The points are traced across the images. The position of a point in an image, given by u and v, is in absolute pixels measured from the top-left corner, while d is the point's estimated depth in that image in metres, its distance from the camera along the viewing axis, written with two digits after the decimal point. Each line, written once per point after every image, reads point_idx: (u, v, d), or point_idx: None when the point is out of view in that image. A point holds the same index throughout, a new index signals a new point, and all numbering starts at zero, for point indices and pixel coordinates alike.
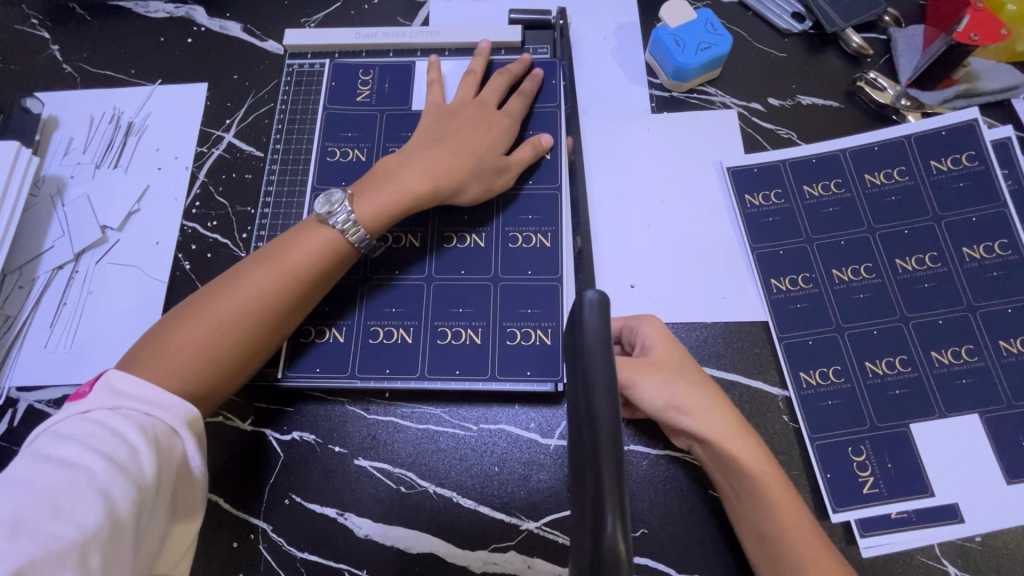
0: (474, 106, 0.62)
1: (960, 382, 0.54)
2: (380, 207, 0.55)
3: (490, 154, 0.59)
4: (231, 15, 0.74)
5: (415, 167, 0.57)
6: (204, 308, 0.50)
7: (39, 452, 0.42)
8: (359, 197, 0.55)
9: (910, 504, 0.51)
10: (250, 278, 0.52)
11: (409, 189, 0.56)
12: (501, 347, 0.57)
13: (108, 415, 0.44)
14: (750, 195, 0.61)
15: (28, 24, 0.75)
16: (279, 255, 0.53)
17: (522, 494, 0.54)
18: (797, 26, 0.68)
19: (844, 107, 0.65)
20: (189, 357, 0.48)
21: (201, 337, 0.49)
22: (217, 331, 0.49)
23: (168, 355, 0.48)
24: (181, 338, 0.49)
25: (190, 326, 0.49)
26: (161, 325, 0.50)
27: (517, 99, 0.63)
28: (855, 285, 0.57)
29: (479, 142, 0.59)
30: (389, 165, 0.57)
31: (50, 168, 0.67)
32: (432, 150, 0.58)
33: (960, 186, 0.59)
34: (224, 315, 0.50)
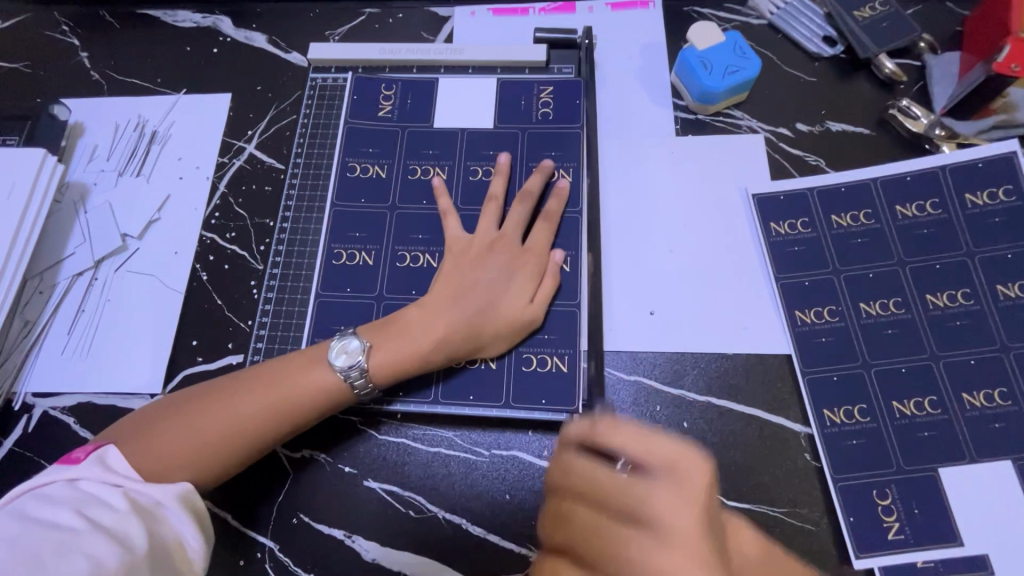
0: (495, 249, 0.58)
1: (993, 427, 0.52)
2: (394, 367, 0.53)
3: (514, 308, 0.55)
4: (257, 27, 0.74)
5: (433, 327, 0.54)
6: (223, 400, 0.51)
7: (21, 514, 0.41)
8: (375, 350, 0.53)
9: (937, 553, 0.49)
10: (262, 397, 0.51)
11: (423, 352, 0.53)
12: (517, 373, 0.56)
13: (98, 485, 0.44)
14: (775, 224, 0.60)
15: (59, 30, 0.76)
16: (298, 368, 0.52)
17: (533, 524, 0.53)
18: (828, 50, 0.67)
19: (875, 135, 0.64)
20: (195, 450, 0.49)
21: (210, 433, 0.49)
22: (228, 431, 0.50)
23: (178, 442, 0.48)
24: (193, 430, 0.49)
25: (205, 416, 0.50)
26: (182, 399, 0.51)
27: (541, 230, 0.59)
28: (883, 320, 0.55)
29: (501, 281, 0.56)
30: (407, 324, 0.54)
31: (74, 175, 0.68)
32: (451, 305, 0.55)
33: (996, 221, 0.57)
34: (238, 418, 0.50)
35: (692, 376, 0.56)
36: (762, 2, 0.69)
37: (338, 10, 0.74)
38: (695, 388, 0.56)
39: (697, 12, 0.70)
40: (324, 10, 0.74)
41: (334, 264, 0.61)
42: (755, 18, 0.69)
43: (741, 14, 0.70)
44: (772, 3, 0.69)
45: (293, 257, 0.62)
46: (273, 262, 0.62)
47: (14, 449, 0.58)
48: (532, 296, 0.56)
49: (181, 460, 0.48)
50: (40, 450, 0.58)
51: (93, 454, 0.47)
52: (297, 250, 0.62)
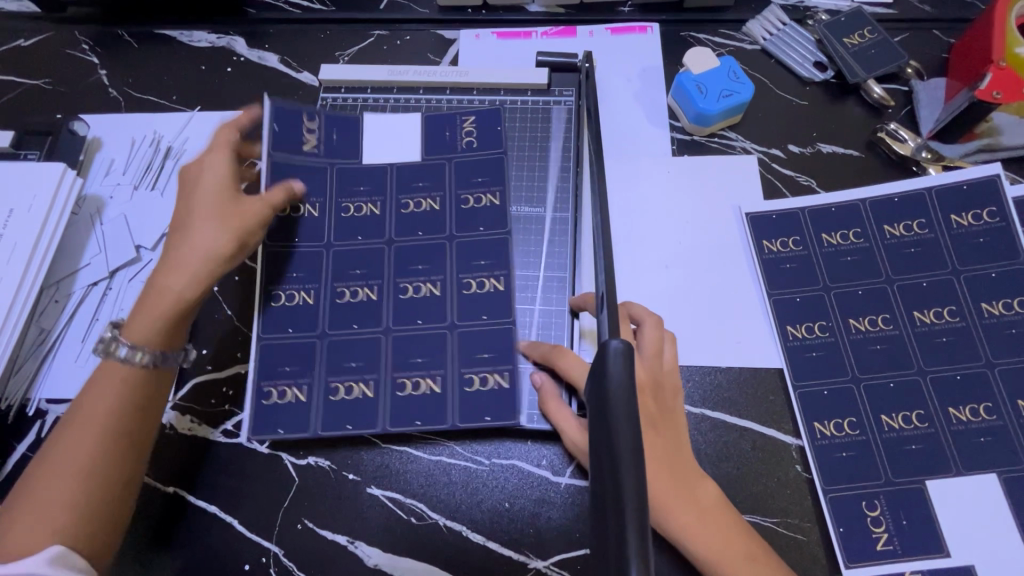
0: (224, 205, 0.57)
1: (979, 441, 0.53)
2: (152, 324, 0.53)
3: (215, 229, 0.56)
4: (269, 47, 0.77)
5: (167, 279, 0.54)
6: (69, 424, 0.50)
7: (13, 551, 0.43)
8: (139, 317, 0.53)
9: (924, 563, 0.50)
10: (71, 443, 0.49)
11: (182, 297, 0.54)
12: (461, 394, 0.57)
13: (24, 553, 0.43)
14: (768, 241, 0.62)
15: (79, 49, 0.79)
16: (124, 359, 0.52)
17: (531, 532, 0.54)
18: (818, 75, 0.69)
19: (864, 156, 0.66)
20: (83, 476, 0.48)
21: (83, 454, 0.49)
22: (102, 444, 0.49)
23: (63, 475, 0.48)
24: (68, 458, 0.48)
25: (71, 443, 0.49)
26: (50, 443, 0.50)
27: (271, 196, 0.59)
28: (872, 336, 0.57)
29: (195, 235, 0.56)
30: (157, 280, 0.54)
31: (91, 188, 0.70)
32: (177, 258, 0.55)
33: (980, 241, 0.59)
34: (97, 425, 0.50)
35: (688, 387, 0.58)
36: (755, 29, 0.72)
37: (348, 32, 0.77)
38: (691, 399, 0.57)
39: (693, 37, 0.73)
40: (335, 32, 0.77)
41: (335, 302, 0.61)
42: (749, 44, 0.72)
43: (736, 39, 0.72)
44: (765, 29, 0.72)
45: None
46: None
47: (27, 454, 0.59)
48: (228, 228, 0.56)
49: (77, 491, 0.48)
50: None
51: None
52: None
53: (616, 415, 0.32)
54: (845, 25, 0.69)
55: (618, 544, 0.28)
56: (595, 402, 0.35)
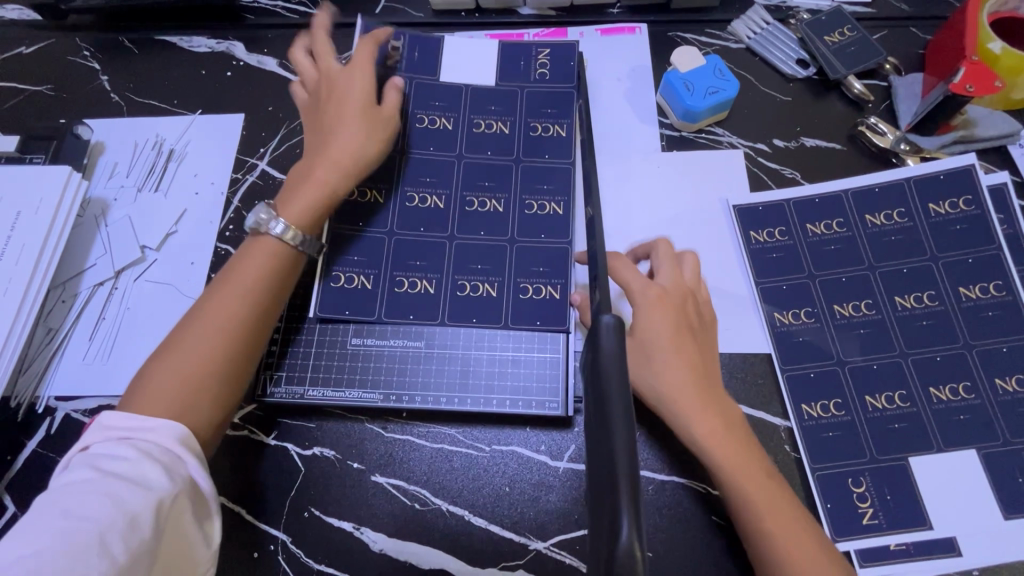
0: (360, 115, 0.63)
1: (958, 418, 0.56)
2: (304, 208, 0.59)
3: (350, 141, 0.62)
4: (268, 52, 0.79)
5: (322, 165, 0.60)
6: (191, 328, 0.53)
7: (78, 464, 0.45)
8: (288, 209, 0.59)
9: (909, 536, 0.53)
10: (200, 323, 0.53)
11: (322, 181, 0.60)
12: (483, 360, 0.61)
13: (105, 444, 0.47)
14: (755, 232, 0.64)
15: (81, 55, 0.80)
16: (234, 278, 0.56)
17: (532, 515, 0.56)
18: (801, 72, 0.72)
19: (846, 150, 0.68)
20: (192, 371, 0.51)
21: (199, 353, 0.52)
22: (215, 347, 0.52)
23: (176, 366, 0.51)
24: (184, 352, 0.52)
25: (191, 340, 0.52)
26: (172, 334, 0.54)
27: (387, 94, 0.65)
28: (856, 321, 0.60)
29: (350, 134, 0.62)
30: (301, 170, 0.61)
31: (95, 191, 0.72)
32: (317, 168, 0.60)
33: (957, 229, 0.62)
34: (211, 331, 0.53)
35: None
36: (740, 28, 0.74)
37: (345, 36, 0.79)
38: None
39: (680, 37, 0.75)
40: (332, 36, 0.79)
41: (331, 287, 0.62)
42: (734, 43, 0.75)
43: (721, 39, 0.75)
44: (749, 29, 0.74)
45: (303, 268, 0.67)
46: None
47: (37, 451, 0.61)
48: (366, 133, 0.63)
49: (182, 384, 0.50)
50: (64, 451, 0.61)
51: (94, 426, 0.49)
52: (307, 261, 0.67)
53: (611, 388, 0.34)
54: (825, 24, 0.72)
55: (613, 494, 0.30)
56: (591, 378, 0.37)
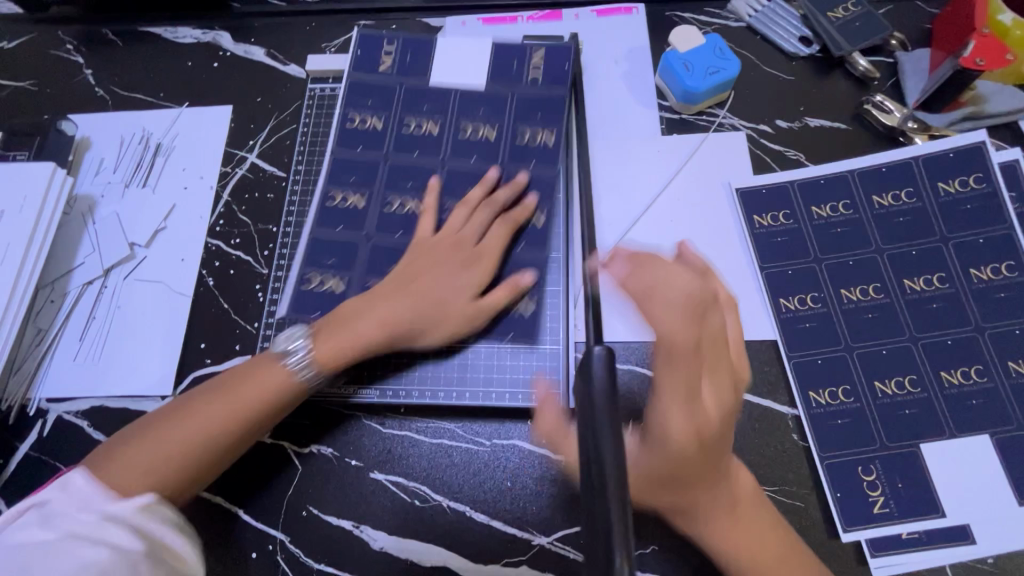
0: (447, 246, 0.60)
1: (970, 403, 0.54)
2: (328, 353, 0.55)
3: (461, 290, 0.58)
4: (255, 41, 0.77)
5: (374, 312, 0.56)
6: (173, 415, 0.52)
7: (37, 521, 0.44)
8: (323, 338, 0.56)
9: (921, 524, 0.51)
10: (216, 397, 0.53)
11: (362, 336, 0.56)
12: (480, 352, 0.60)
13: (67, 502, 0.46)
14: (759, 216, 0.63)
15: (63, 49, 0.78)
16: (243, 380, 0.54)
17: (534, 510, 0.55)
18: (804, 50, 0.70)
19: (851, 129, 0.66)
20: (164, 459, 0.50)
21: (179, 439, 0.51)
22: (200, 439, 0.51)
23: (170, 442, 0.51)
24: (164, 443, 0.51)
25: (175, 428, 0.51)
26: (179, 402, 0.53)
27: (499, 292, 0.59)
28: (864, 305, 0.58)
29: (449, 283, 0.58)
30: (350, 307, 0.57)
31: (82, 188, 0.70)
32: (390, 298, 0.57)
33: (967, 208, 0.60)
34: (202, 425, 0.52)
35: None
36: (740, 6, 0.72)
37: (334, 23, 0.77)
38: None
39: (678, 17, 0.73)
40: (320, 24, 0.77)
41: (334, 272, 0.63)
42: (734, 21, 0.72)
43: (721, 17, 0.73)
44: (750, 6, 0.72)
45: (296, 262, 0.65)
46: (278, 266, 0.65)
47: (29, 453, 0.60)
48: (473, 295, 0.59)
49: (178, 458, 0.51)
50: (56, 453, 0.60)
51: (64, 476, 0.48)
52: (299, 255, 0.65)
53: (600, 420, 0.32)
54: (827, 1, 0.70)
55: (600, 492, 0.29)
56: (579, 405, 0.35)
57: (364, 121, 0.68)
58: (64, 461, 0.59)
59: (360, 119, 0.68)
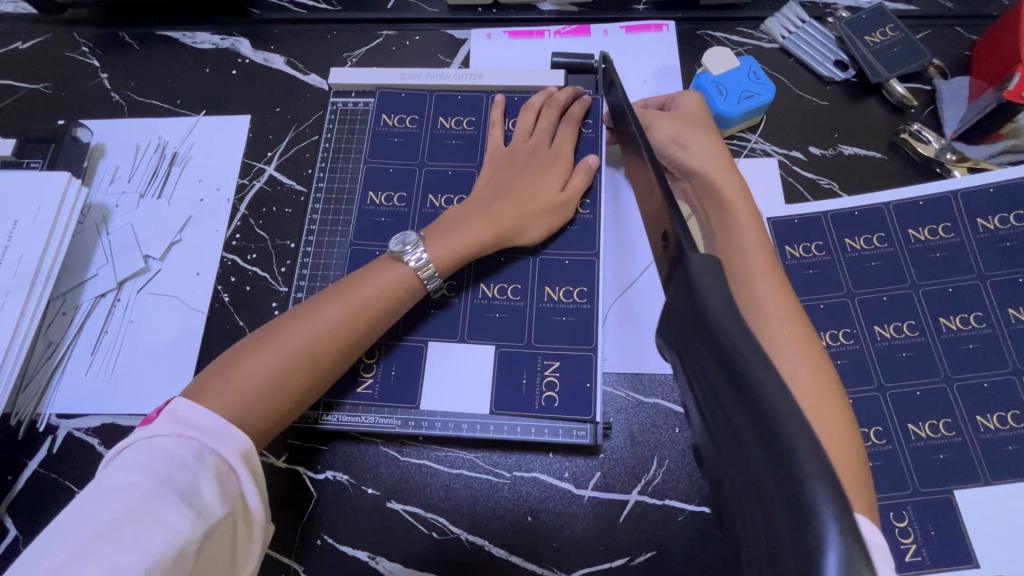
0: (548, 160, 0.62)
1: (1006, 449, 0.53)
2: (450, 249, 0.56)
3: (547, 194, 0.60)
4: (275, 49, 0.75)
5: (479, 215, 0.57)
6: (295, 317, 0.51)
7: (133, 461, 0.42)
8: (389, 262, 0.56)
9: (953, 574, 0.50)
10: (324, 310, 0.52)
11: (476, 232, 0.57)
12: (503, 380, 0.57)
13: (169, 439, 0.43)
14: (790, 247, 0.61)
15: (79, 51, 0.77)
16: (355, 287, 0.54)
17: (555, 546, 0.53)
18: (839, 74, 0.68)
19: (887, 159, 0.65)
20: (288, 362, 0.49)
21: (300, 342, 0.50)
22: (318, 338, 0.50)
23: (276, 353, 0.49)
24: (284, 343, 0.49)
25: (291, 330, 0.50)
26: (273, 325, 0.51)
27: (579, 176, 0.61)
28: (897, 343, 0.56)
29: (538, 181, 0.60)
30: (453, 212, 0.59)
31: (96, 196, 0.69)
32: (491, 202, 0.58)
33: (1006, 246, 0.58)
34: (315, 327, 0.51)
35: None
36: (774, 27, 0.70)
37: (356, 33, 0.75)
38: None
39: (709, 36, 0.71)
40: (341, 32, 0.75)
41: None
42: (767, 42, 0.70)
43: (754, 38, 0.71)
44: (784, 27, 0.70)
45: (315, 281, 0.62)
46: (295, 285, 0.63)
47: (37, 471, 0.58)
48: (547, 230, 0.59)
49: (278, 381, 0.49)
50: (65, 472, 0.58)
51: (164, 410, 0.46)
52: (319, 277, 0.62)
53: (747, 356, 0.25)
54: (866, 23, 0.68)
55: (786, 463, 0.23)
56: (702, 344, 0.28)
57: (457, 123, 0.66)
58: (72, 479, 0.58)
59: (453, 122, 0.67)
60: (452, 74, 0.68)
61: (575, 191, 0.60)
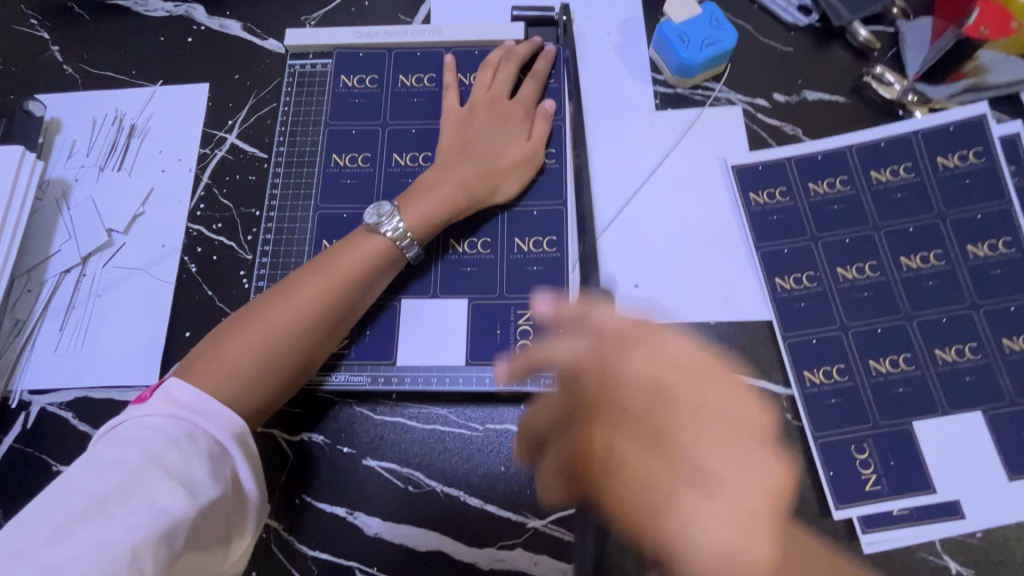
0: (509, 114, 0.62)
1: (963, 380, 0.54)
2: (428, 219, 0.57)
3: (513, 147, 0.60)
4: (231, 14, 0.73)
5: (450, 177, 0.58)
6: (277, 295, 0.52)
7: (124, 439, 0.42)
8: (365, 234, 0.56)
9: (911, 501, 0.52)
10: (305, 283, 0.52)
11: (448, 196, 0.57)
12: (474, 336, 0.58)
13: (161, 419, 0.43)
14: (754, 194, 0.61)
15: (27, 24, 0.74)
16: (335, 258, 0.54)
17: (529, 493, 0.54)
18: (803, 20, 0.67)
19: (850, 103, 0.65)
20: (278, 337, 0.50)
21: (287, 318, 0.50)
22: (304, 311, 0.51)
23: (262, 327, 0.50)
24: (269, 318, 0.50)
25: (275, 307, 0.51)
26: (259, 302, 0.52)
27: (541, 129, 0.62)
28: (860, 284, 0.57)
29: (504, 138, 0.61)
30: (425, 177, 0.59)
31: (55, 171, 0.68)
32: (459, 164, 0.59)
33: (965, 182, 0.59)
34: (300, 301, 0.51)
35: None
36: None
37: None
38: None
39: None
40: None
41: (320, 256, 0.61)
42: None
43: None
44: None
45: (280, 247, 0.63)
46: (261, 251, 0.63)
47: (13, 446, 0.59)
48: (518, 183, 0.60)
49: (267, 354, 0.49)
50: (41, 446, 0.58)
51: (157, 390, 0.46)
52: (283, 240, 0.63)
53: None
54: None
55: None
56: None
57: (418, 81, 0.66)
58: (49, 453, 0.58)
59: (413, 79, 0.66)
60: (412, 34, 0.67)
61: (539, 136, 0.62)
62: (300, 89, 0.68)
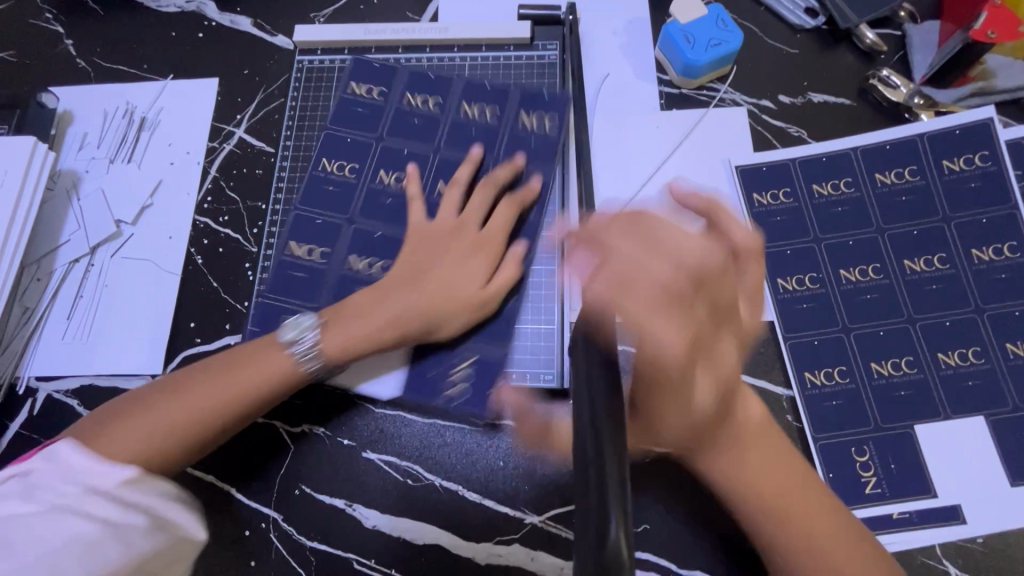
0: (462, 235, 0.59)
1: (966, 384, 0.54)
2: (342, 347, 0.55)
3: (467, 288, 0.57)
4: (241, 11, 0.74)
5: (381, 308, 0.56)
6: (198, 377, 0.54)
7: (24, 491, 0.44)
8: (328, 329, 0.56)
9: (911, 505, 0.52)
10: (222, 375, 0.54)
11: (351, 336, 0.55)
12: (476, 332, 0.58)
13: (52, 474, 0.45)
14: (758, 195, 0.61)
15: (42, 18, 0.75)
16: (259, 355, 0.55)
17: (527, 489, 0.55)
18: (809, 22, 0.67)
19: (855, 105, 0.65)
20: (180, 422, 0.52)
21: (181, 414, 0.52)
22: (206, 410, 0.53)
23: (170, 409, 0.53)
24: (179, 407, 0.53)
25: (189, 391, 0.53)
26: (184, 376, 0.55)
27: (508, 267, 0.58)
28: (863, 286, 0.57)
29: (458, 271, 0.57)
30: (364, 301, 0.57)
31: (66, 163, 0.69)
32: (400, 298, 0.56)
33: (971, 186, 0.59)
34: (209, 399, 0.53)
35: None
36: None
37: None
38: None
39: None
40: None
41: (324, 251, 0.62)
42: None
43: None
44: None
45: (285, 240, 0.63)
46: (266, 244, 0.63)
47: (20, 432, 0.59)
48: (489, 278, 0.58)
49: (164, 433, 0.52)
50: (47, 432, 0.59)
51: (45, 450, 0.48)
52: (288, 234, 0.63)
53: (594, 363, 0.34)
54: None
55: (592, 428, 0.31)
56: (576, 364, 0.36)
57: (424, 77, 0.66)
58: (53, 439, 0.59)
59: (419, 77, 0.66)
60: (420, 33, 0.69)
61: (498, 181, 0.61)
62: (307, 85, 0.69)
